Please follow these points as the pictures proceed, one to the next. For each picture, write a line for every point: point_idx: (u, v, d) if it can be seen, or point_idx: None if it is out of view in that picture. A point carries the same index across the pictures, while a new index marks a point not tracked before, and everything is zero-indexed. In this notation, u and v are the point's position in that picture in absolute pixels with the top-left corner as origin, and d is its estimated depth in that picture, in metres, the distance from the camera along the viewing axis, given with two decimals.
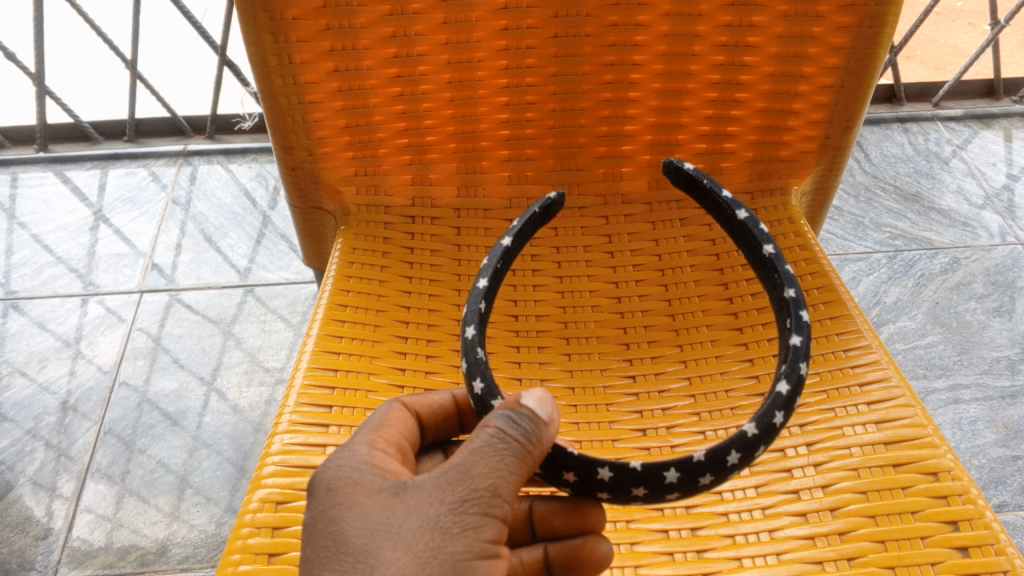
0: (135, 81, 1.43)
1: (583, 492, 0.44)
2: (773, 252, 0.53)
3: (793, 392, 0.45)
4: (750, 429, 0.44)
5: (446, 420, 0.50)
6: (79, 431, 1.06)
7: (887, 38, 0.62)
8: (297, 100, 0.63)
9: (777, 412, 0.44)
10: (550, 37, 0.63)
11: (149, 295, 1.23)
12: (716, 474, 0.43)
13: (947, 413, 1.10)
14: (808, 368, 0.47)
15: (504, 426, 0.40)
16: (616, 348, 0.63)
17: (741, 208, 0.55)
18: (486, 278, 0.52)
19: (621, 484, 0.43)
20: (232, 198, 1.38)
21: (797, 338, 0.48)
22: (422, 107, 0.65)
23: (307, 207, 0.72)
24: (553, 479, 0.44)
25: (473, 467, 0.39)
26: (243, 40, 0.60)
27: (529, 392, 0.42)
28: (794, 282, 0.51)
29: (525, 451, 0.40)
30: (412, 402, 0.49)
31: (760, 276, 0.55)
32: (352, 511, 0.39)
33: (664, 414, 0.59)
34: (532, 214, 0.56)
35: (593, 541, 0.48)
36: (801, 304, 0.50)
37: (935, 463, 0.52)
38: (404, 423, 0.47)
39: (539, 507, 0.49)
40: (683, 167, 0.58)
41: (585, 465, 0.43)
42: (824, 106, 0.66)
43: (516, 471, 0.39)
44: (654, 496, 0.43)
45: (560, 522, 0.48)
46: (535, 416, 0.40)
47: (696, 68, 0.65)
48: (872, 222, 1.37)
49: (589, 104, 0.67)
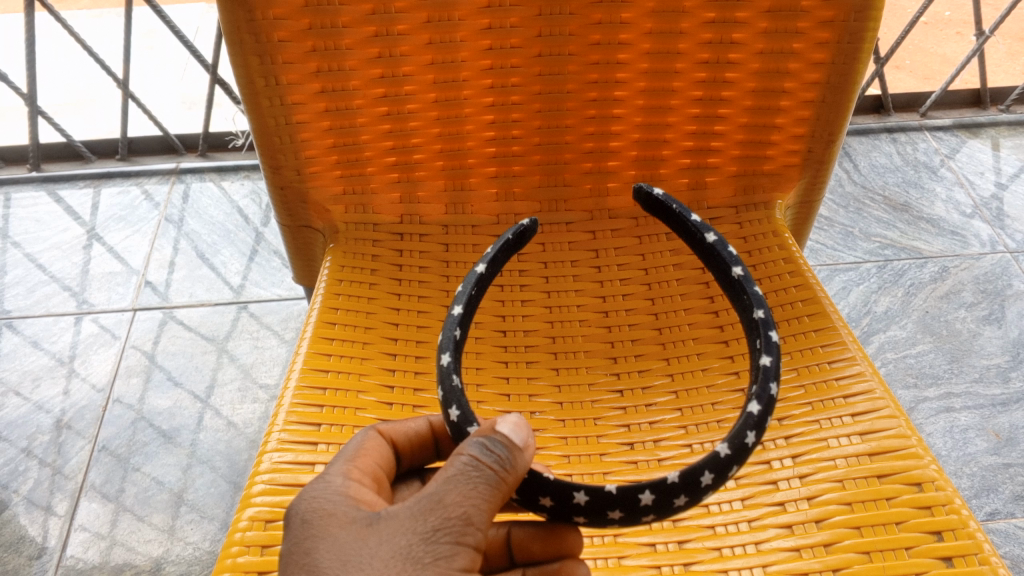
0: (127, 100, 1.42)
1: (559, 516, 0.44)
2: (743, 273, 0.53)
3: (764, 412, 0.46)
4: (722, 449, 0.44)
5: (423, 445, 0.51)
6: (72, 450, 1.06)
7: (866, 53, 0.63)
8: (284, 121, 0.64)
9: (749, 432, 0.45)
10: (534, 56, 0.64)
11: (142, 313, 1.23)
12: (690, 495, 0.44)
13: (938, 422, 1.11)
14: (778, 387, 0.47)
15: (477, 454, 0.40)
16: (604, 362, 0.63)
17: (710, 231, 0.56)
18: (461, 305, 0.53)
19: (597, 508, 0.43)
20: (225, 215, 1.39)
21: (767, 358, 0.49)
22: (409, 126, 0.66)
23: (296, 225, 0.72)
24: (529, 504, 0.44)
25: (446, 496, 0.39)
26: (229, 63, 0.61)
27: (505, 417, 0.42)
28: (763, 303, 0.52)
29: (499, 478, 0.40)
30: (387, 429, 0.49)
31: (730, 298, 0.55)
32: (326, 542, 0.40)
33: (651, 427, 0.59)
34: (505, 241, 0.57)
35: (572, 564, 0.49)
36: (770, 324, 0.50)
37: (919, 473, 0.53)
38: (379, 452, 0.47)
39: (517, 532, 0.50)
40: (653, 193, 0.59)
41: (562, 490, 0.43)
42: (806, 120, 0.67)
43: (489, 498, 0.40)
44: (630, 519, 0.43)
45: (538, 547, 0.49)
46: (510, 442, 0.41)
47: (679, 84, 0.66)
48: (861, 232, 1.38)
49: (574, 120, 0.68)
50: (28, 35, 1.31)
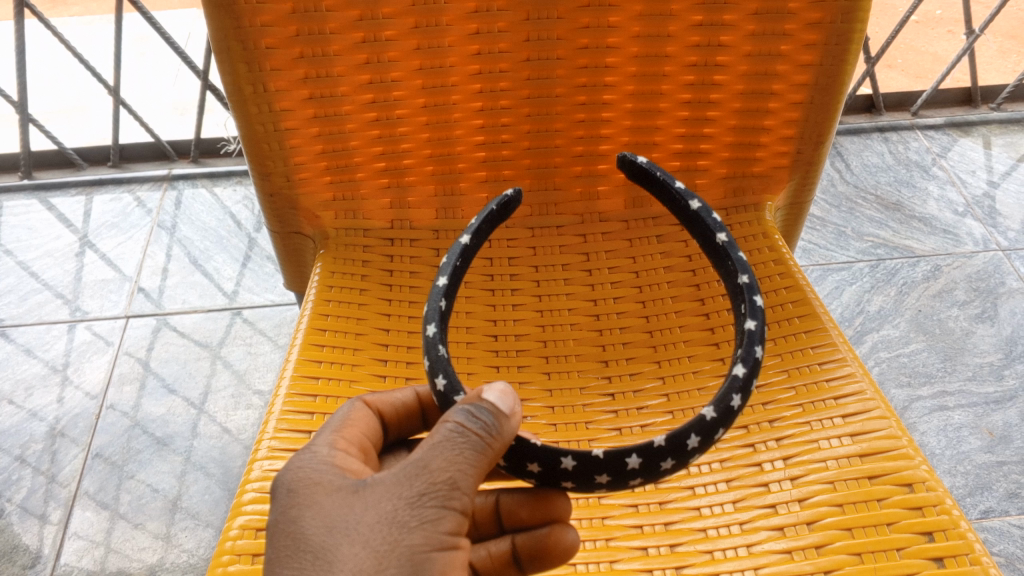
0: (117, 107, 1.42)
1: (547, 481, 0.45)
2: (727, 239, 0.54)
3: (750, 374, 0.47)
4: (709, 412, 0.45)
5: (410, 417, 0.52)
6: (65, 459, 1.06)
7: (854, 54, 0.63)
8: (273, 127, 0.64)
9: (734, 394, 0.46)
10: (522, 60, 0.64)
11: (136, 320, 1.23)
12: (677, 459, 0.44)
13: (932, 421, 1.11)
14: (763, 350, 0.48)
15: (463, 420, 0.41)
16: (595, 365, 0.63)
17: (694, 198, 0.57)
18: (446, 276, 0.53)
19: (584, 473, 0.44)
20: (217, 221, 1.39)
21: (752, 322, 0.49)
22: (398, 131, 0.66)
23: (286, 232, 0.72)
24: (517, 471, 0.45)
25: (431, 462, 0.39)
26: (217, 70, 0.60)
27: (492, 386, 0.43)
28: (748, 268, 0.52)
29: (485, 444, 0.41)
30: (373, 400, 0.50)
31: (713, 263, 0.56)
32: (311, 510, 0.40)
33: (642, 431, 0.59)
34: (489, 212, 0.57)
35: (559, 530, 0.48)
36: (754, 289, 0.51)
37: (910, 474, 0.53)
38: (366, 423, 0.48)
39: (505, 499, 0.49)
40: (637, 160, 0.60)
41: (550, 455, 0.44)
42: (794, 122, 0.67)
43: (475, 463, 0.40)
44: (617, 483, 0.44)
45: (525, 513, 0.49)
46: (495, 409, 0.41)
47: (668, 87, 0.66)
48: (853, 231, 1.38)
49: (563, 125, 0.68)
50: (18, 44, 1.31)
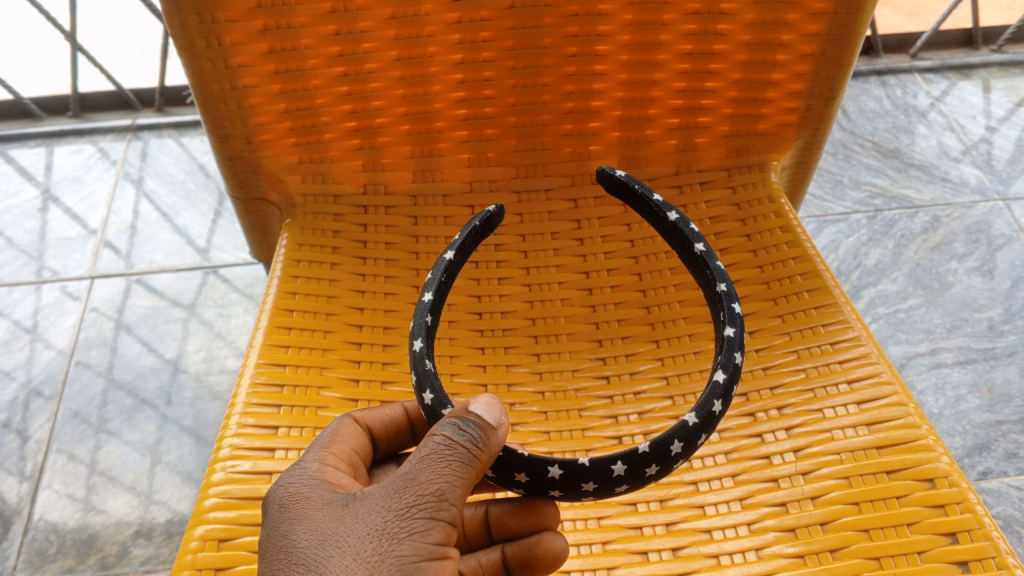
0: (75, 53, 1.34)
1: (533, 491, 0.41)
2: (704, 249, 0.50)
3: (730, 380, 0.43)
4: (691, 418, 0.41)
5: (399, 433, 0.48)
6: (33, 429, 1.01)
7: (870, 3, 0.57)
8: (230, 85, 0.57)
9: (715, 400, 0.42)
10: (506, 8, 0.58)
11: (102, 280, 1.17)
12: (662, 466, 0.41)
13: (929, 379, 1.08)
14: (742, 357, 0.44)
15: (451, 433, 0.37)
16: (588, 345, 0.59)
17: (672, 209, 0.52)
18: (431, 291, 0.48)
19: (570, 482, 0.40)
20: (185, 173, 1.32)
21: (730, 330, 0.46)
22: (369, 87, 0.60)
23: (249, 199, 0.66)
24: (504, 481, 0.41)
25: (420, 474, 0.36)
26: (165, 21, 0.54)
27: (477, 398, 0.39)
28: (725, 276, 0.48)
29: (472, 456, 0.37)
30: (362, 417, 0.46)
31: (696, 275, 0.52)
32: (300, 524, 0.37)
33: (640, 418, 0.55)
34: (473, 227, 0.52)
35: (549, 538, 0.44)
36: (733, 297, 0.47)
37: (931, 467, 0.48)
38: (356, 439, 0.45)
39: (494, 509, 0.46)
40: (615, 174, 0.55)
41: (535, 465, 0.40)
42: (803, 75, 0.62)
43: (463, 476, 0.37)
44: (604, 490, 0.41)
45: (515, 523, 0.45)
46: (482, 422, 0.38)
47: (667, 37, 0.60)
48: (851, 180, 1.34)
49: (551, 79, 0.62)
50: None
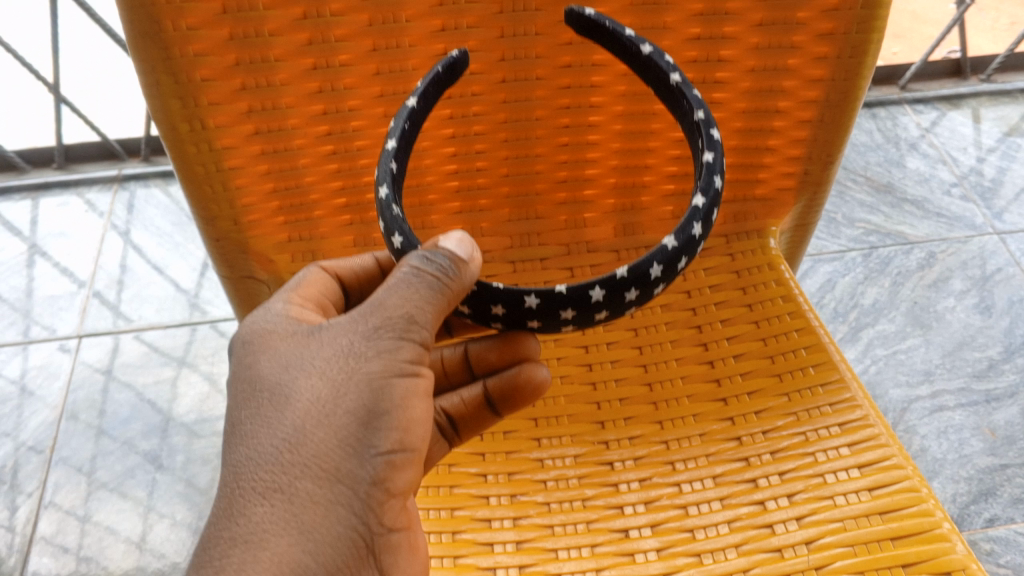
0: (59, 104, 1.33)
1: (514, 322, 0.45)
2: (680, 80, 0.48)
3: (710, 204, 0.44)
4: (670, 241, 0.44)
5: (370, 279, 0.56)
6: (19, 499, 0.98)
7: (870, 68, 0.56)
8: (215, 167, 0.55)
9: (696, 223, 0.44)
10: (498, 82, 0.57)
11: (89, 339, 1.14)
12: (641, 289, 0.43)
13: (931, 423, 1.07)
14: (722, 180, 0.45)
15: (418, 263, 0.43)
16: (590, 428, 0.57)
17: (644, 43, 0.49)
18: (394, 138, 0.48)
19: (548, 310, 0.44)
20: (173, 225, 1.30)
21: (709, 154, 0.46)
22: (359, 164, 0.59)
23: (237, 277, 0.63)
24: (484, 315, 0.45)
25: (387, 300, 0.43)
26: (147, 105, 0.52)
27: (449, 235, 0.45)
28: (702, 103, 0.48)
29: (441, 283, 0.43)
30: (332, 265, 0.55)
31: (669, 105, 0.51)
32: (268, 354, 0.45)
33: (648, 508, 0.53)
34: (435, 74, 0.50)
35: (530, 368, 0.52)
36: (711, 122, 0.47)
37: (948, 560, 0.48)
38: (323, 283, 0.52)
39: (477, 347, 0.54)
40: (585, 13, 0.50)
41: (513, 296, 0.44)
42: (801, 141, 0.60)
43: (432, 301, 0.43)
44: (582, 317, 0.44)
45: (496, 357, 0.53)
46: (453, 256, 0.43)
47: (662, 105, 0.59)
48: (844, 218, 1.32)
49: (545, 150, 0.61)
50: None
